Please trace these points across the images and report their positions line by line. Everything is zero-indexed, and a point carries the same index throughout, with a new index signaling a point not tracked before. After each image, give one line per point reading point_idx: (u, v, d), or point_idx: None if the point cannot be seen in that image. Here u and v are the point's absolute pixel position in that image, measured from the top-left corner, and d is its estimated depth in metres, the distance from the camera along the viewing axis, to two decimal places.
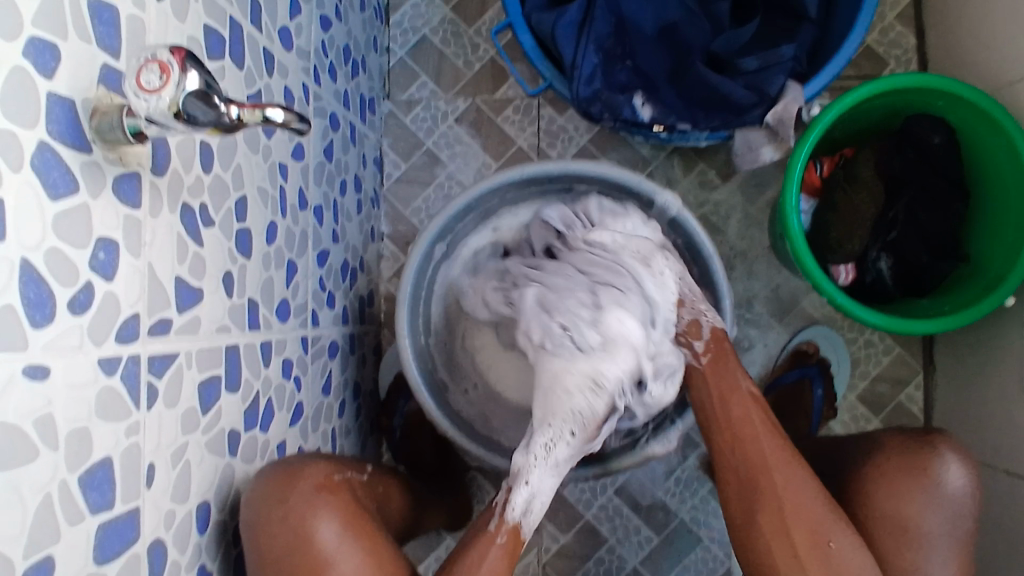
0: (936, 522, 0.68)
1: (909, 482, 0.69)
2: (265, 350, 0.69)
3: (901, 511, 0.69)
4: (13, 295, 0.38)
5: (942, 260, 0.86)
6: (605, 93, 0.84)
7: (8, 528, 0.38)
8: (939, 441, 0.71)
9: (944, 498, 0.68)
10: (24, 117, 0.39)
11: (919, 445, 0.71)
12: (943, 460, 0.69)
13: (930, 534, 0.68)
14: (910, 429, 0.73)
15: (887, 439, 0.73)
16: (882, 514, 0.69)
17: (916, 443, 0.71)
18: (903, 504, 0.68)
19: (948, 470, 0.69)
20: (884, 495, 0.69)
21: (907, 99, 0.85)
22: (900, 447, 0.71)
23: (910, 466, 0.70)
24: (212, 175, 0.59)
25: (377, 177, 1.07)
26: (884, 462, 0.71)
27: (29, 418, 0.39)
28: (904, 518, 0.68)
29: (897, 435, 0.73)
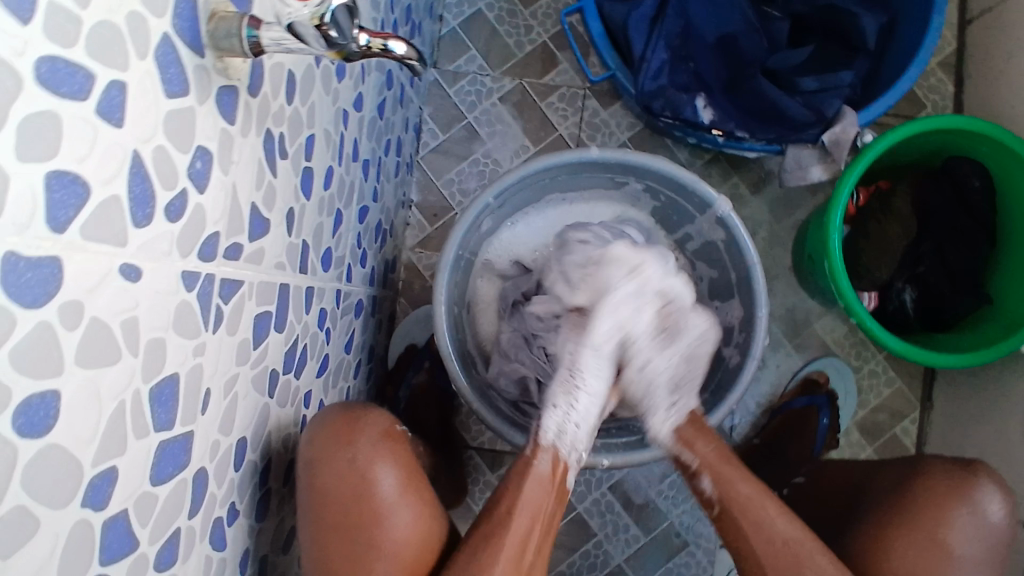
0: (975, 547, 0.66)
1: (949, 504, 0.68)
2: (308, 296, 0.67)
3: (939, 534, 0.67)
4: (121, 186, 0.35)
5: (964, 299, 0.90)
6: (669, 90, 0.84)
7: (83, 431, 0.34)
8: (982, 470, 0.70)
9: (987, 526, 0.67)
10: (155, 5, 0.36)
11: (962, 472, 0.70)
12: (987, 488, 0.68)
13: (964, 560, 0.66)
14: (953, 457, 0.73)
15: (934, 466, 0.71)
16: (920, 535, 0.67)
17: (962, 469, 0.70)
18: (942, 526, 0.67)
19: (990, 499, 0.68)
20: (928, 519, 0.68)
21: (953, 139, 0.88)
22: (948, 473, 0.70)
23: (954, 489, 0.69)
24: (293, 108, 0.57)
25: (414, 144, 1.05)
26: (931, 486, 0.69)
27: (117, 317, 0.36)
28: (940, 538, 0.67)
29: (942, 460, 0.72)
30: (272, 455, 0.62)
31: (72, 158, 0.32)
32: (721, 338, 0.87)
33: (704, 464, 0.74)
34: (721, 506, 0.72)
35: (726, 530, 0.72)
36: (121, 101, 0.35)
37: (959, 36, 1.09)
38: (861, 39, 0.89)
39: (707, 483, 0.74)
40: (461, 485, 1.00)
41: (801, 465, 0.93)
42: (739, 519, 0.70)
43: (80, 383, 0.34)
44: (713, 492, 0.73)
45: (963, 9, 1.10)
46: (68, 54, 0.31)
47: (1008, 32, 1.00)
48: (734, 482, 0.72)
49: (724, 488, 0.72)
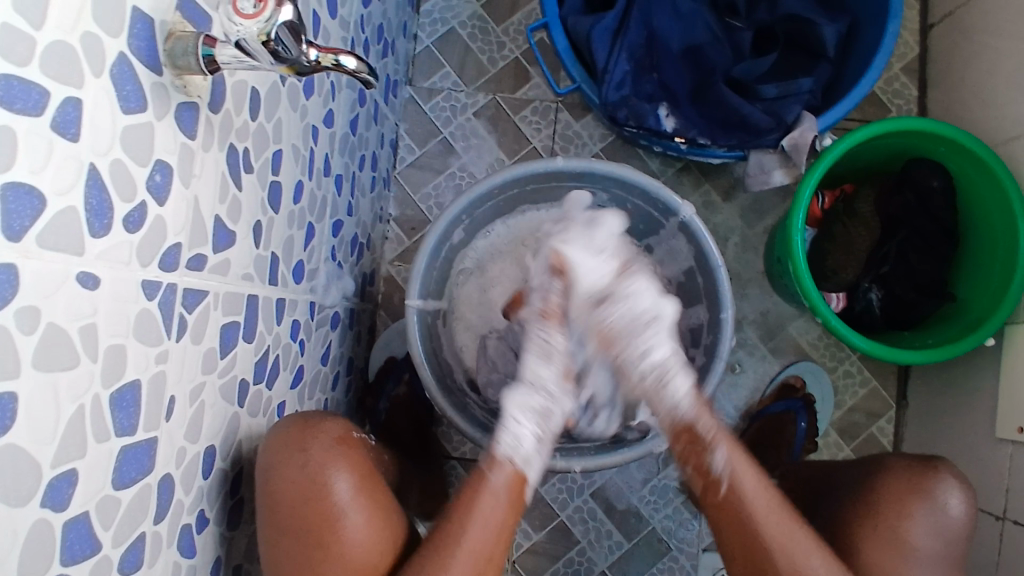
0: (933, 542, 0.68)
1: (911, 500, 0.70)
2: (279, 307, 0.69)
3: (901, 530, 0.69)
4: (77, 197, 0.37)
5: (929, 297, 0.92)
6: (632, 99, 0.87)
7: (42, 432, 0.36)
8: (944, 467, 0.72)
9: (947, 522, 0.69)
10: (111, 25, 0.38)
11: (925, 468, 0.72)
12: (946, 484, 0.70)
13: (927, 556, 0.68)
14: (916, 454, 0.75)
15: (893, 464, 0.73)
16: (882, 532, 0.69)
17: (921, 466, 0.72)
18: (903, 520, 0.69)
19: (949, 495, 0.70)
20: (891, 515, 0.70)
21: (913, 141, 0.91)
22: (907, 470, 0.72)
23: (915, 485, 0.70)
24: (258, 124, 0.59)
25: (391, 159, 1.07)
26: (892, 484, 0.71)
27: (75, 323, 0.38)
28: (903, 533, 0.68)
29: (902, 457, 0.74)
30: (242, 465, 0.63)
31: (27, 170, 0.33)
32: (691, 341, 0.89)
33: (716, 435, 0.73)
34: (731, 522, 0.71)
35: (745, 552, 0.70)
36: (76, 117, 0.36)
37: (921, 43, 1.12)
38: (821, 47, 0.91)
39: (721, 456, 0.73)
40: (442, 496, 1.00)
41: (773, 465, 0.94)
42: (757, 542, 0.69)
43: (36, 386, 0.35)
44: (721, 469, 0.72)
45: (924, 16, 1.12)
46: (21, 72, 0.32)
47: (966, 36, 1.03)
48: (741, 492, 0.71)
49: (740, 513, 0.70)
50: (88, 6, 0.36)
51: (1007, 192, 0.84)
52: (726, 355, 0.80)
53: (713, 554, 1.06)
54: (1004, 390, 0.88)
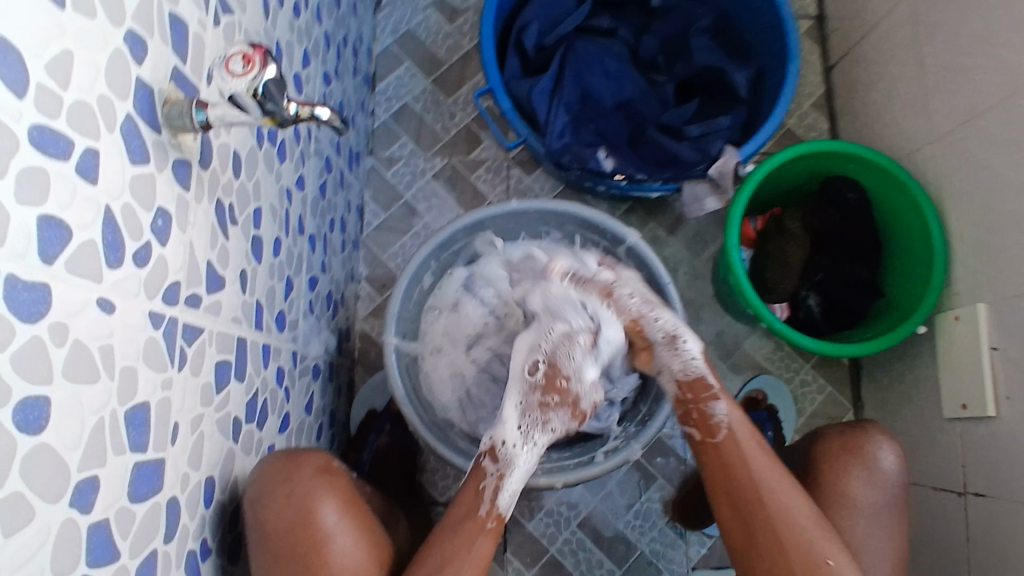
0: (873, 497, 0.77)
1: (847, 460, 0.79)
2: (265, 352, 0.73)
3: (841, 486, 0.77)
4: (95, 233, 0.43)
5: (863, 298, 1.01)
6: (574, 146, 0.96)
7: (69, 437, 0.40)
8: (870, 426, 0.81)
9: (882, 478, 0.78)
10: (120, 91, 0.46)
11: (854, 430, 0.81)
12: (876, 441, 0.79)
13: (868, 506, 0.77)
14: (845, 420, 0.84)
15: (828, 430, 0.82)
16: (828, 490, 0.78)
17: (852, 429, 0.81)
18: (843, 478, 0.78)
19: (881, 450, 0.79)
20: (832, 474, 0.78)
21: (825, 162, 1.03)
22: (841, 433, 0.81)
23: (848, 447, 0.79)
24: (240, 182, 0.66)
25: (358, 224, 1.15)
26: (827, 447, 0.80)
27: (95, 341, 0.43)
28: (844, 489, 0.77)
29: (836, 424, 0.83)
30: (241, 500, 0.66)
31: (58, 206, 0.40)
32: None
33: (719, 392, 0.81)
34: (721, 471, 0.78)
35: (733, 510, 0.76)
36: (95, 164, 0.43)
37: (822, 84, 1.27)
38: (732, 90, 1.04)
39: (719, 408, 0.80)
40: None
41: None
42: (743, 495, 0.75)
43: (64, 394, 0.40)
44: (723, 416, 0.79)
45: (821, 61, 1.28)
46: (52, 123, 0.39)
47: (859, 72, 1.18)
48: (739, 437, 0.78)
49: (733, 459, 0.77)
50: (103, 75, 0.44)
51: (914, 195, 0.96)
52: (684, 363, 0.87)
53: (702, 572, 1.08)
54: (941, 372, 0.97)
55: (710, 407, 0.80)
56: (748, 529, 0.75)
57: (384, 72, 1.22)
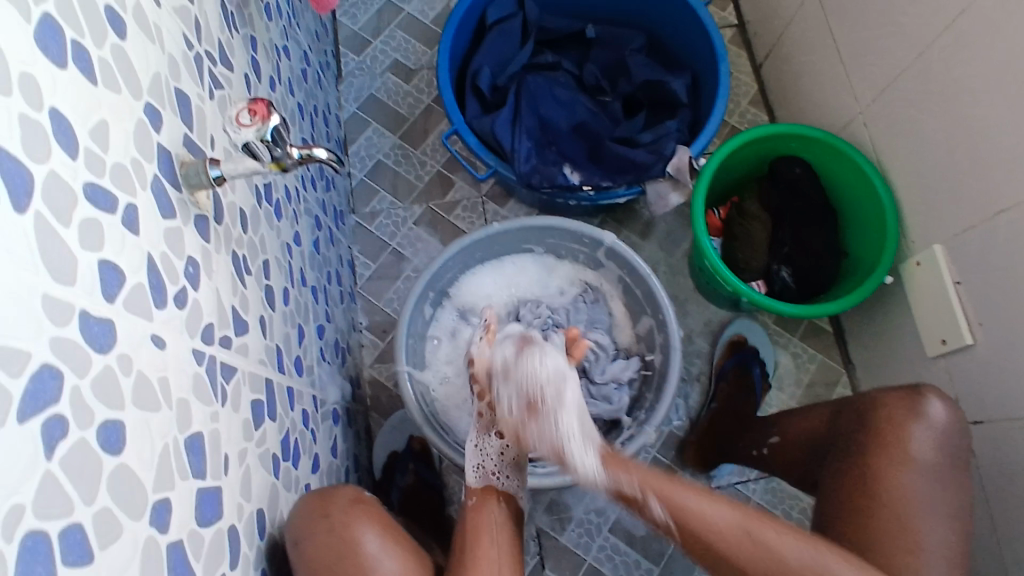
0: (932, 454, 0.80)
1: (908, 423, 0.82)
2: (290, 395, 0.77)
3: (904, 447, 0.81)
4: (143, 276, 0.48)
5: (829, 261, 1.10)
6: (540, 167, 1.05)
7: (144, 458, 0.44)
8: (927, 390, 0.84)
9: (943, 434, 0.81)
10: (146, 154, 0.52)
11: (912, 394, 0.84)
12: (930, 401, 0.83)
13: (927, 464, 0.80)
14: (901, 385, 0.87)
15: (885, 396, 0.86)
16: (889, 453, 0.81)
17: (910, 396, 0.84)
18: (906, 440, 0.81)
19: (933, 408, 0.82)
20: (893, 437, 0.82)
21: (768, 145, 1.14)
22: (899, 395, 0.85)
23: (911, 410, 0.83)
24: (248, 236, 0.71)
25: (352, 277, 1.20)
26: (891, 413, 0.84)
27: (154, 373, 0.47)
28: (908, 450, 0.80)
29: (890, 389, 0.87)
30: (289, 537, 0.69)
31: (112, 252, 0.45)
32: (648, 349, 1.00)
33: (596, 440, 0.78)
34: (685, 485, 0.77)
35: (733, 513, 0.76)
36: (135, 217, 0.48)
37: (755, 83, 1.39)
38: (675, 97, 1.14)
39: (573, 452, 0.77)
40: None
41: (767, 424, 1.03)
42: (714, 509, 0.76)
43: (135, 419, 0.44)
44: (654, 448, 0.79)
45: (749, 63, 1.40)
46: (101, 181, 0.45)
47: (784, 66, 1.30)
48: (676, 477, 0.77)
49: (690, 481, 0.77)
50: (131, 141, 0.50)
51: (852, 158, 1.06)
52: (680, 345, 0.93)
53: None
54: (915, 317, 1.04)
55: (561, 451, 0.78)
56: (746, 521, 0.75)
57: (354, 135, 1.30)
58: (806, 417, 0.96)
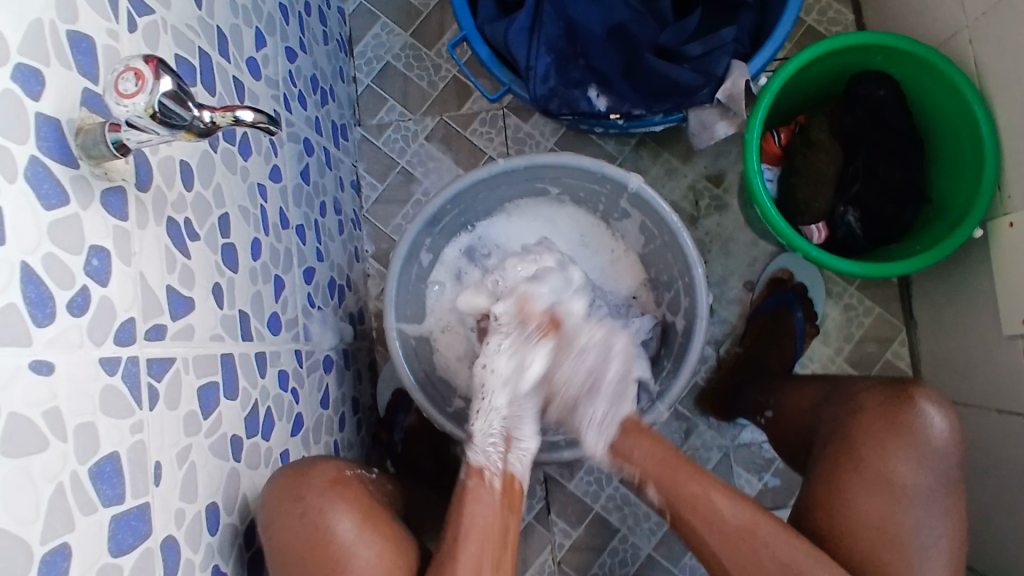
0: (926, 478, 0.67)
1: (892, 440, 0.69)
2: (261, 361, 0.71)
3: (889, 469, 0.68)
4: (13, 294, 0.40)
5: (905, 206, 0.91)
6: (560, 89, 0.88)
7: (21, 514, 0.40)
8: (919, 394, 0.71)
9: (933, 450, 0.68)
10: (14, 133, 0.42)
11: (898, 401, 0.71)
12: (923, 411, 0.70)
13: (919, 492, 0.67)
14: (888, 384, 0.74)
15: (867, 401, 0.73)
16: (870, 472, 0.68)
17: (895, 401, 0.72)
18: (891, 460, 0.68)
19: (928, 420, 0.69)
20: (875, 454, 0.69)
21: (849, 59, 0.92)
22: (883, 403, 0.72)
23: (893, 424, 0.70)
24: (195, 193, 0.62)
25: (356, 200, 1.10)
26: (869, 423, 0.71)
27: (36, 409, 0.41)
28: (892, 475, 0.67)
29: (876, 390, 0.74)
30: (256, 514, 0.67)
31: None
32: (670, 308, 0.89)
33: (644, 476, 0.75)
34: (694, 515, 0.71)
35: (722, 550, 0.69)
36: None
37: None
38: None
39: (653, 495, 0.75)
40: None
41: (766, 389, 0.93)
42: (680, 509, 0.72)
43: (6, 472, 0.39)
44: (534, 450, 0.76)
45: None
46: None
47: None
48: (634, 456, 0.75)
49: (665, 484, 0.73)
50: None
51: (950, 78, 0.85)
52: (706, 312, 0.81)
53: None
54: (1000, 281, 0.87)
55: (645, 494, 0.76)
56: (731, 560, 0.68)
57: (360, 32, 1.14)
58: (806, 391, 0.85)
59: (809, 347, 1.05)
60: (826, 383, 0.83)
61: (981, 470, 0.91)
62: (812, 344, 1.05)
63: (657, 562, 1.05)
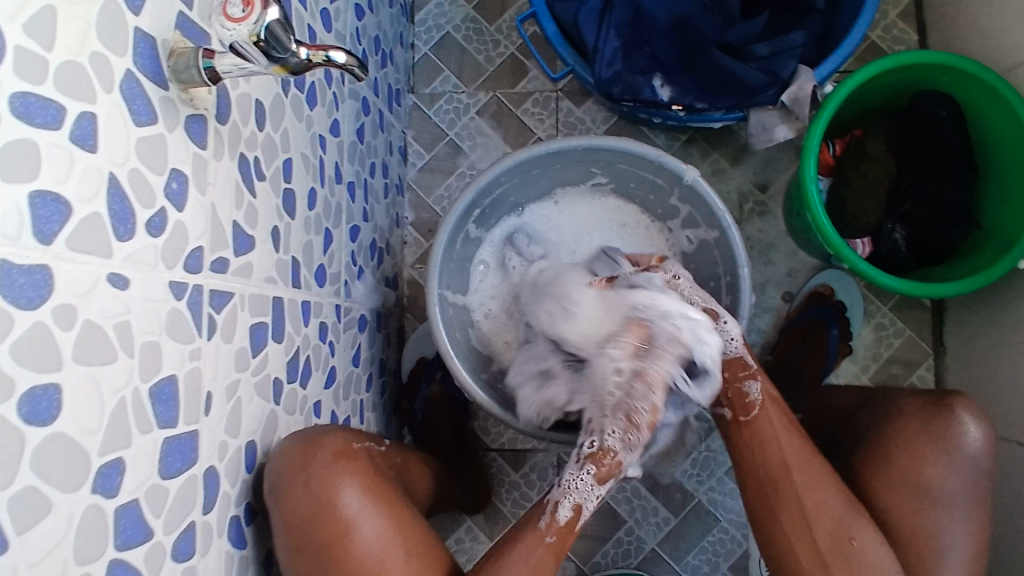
0: (956, 484, 0.67)
1: (926, 445, 0.69)
2: (306, 309, 0.71)
3: (919, 472, 0.68)
4: (100, 205, 0.41)
5: (956, 228, 0.91)
6: (625, 75, 0.88)
7: (87, 422, 0.40)
8: (956, 404, 0.70)
9: (965, 460, 0.68)
10: (116, 46, 0.42)
11: (935, 409, 0.70)
12: (960, 421, 0.69)
13: (947, 495, 0.68)
14: (926, 392, 0.73)
15: (905, 406, 0.72)
16: (899, 473, 0.69)
17: (932, 408, 0.70)
18: (921, 465, 0.68)
19: (964, 431, 0.69)
20: (904, 458, 0.69)
21: (914, 76, 0.92)
22: (919, 412, 0.71)
23: (926, 430, 0.69)
24: (265, 134, 0.62)
25: (402, 166, 1.10)
26: (903, 428, 0.70)
27: (109, 321, 0.41)
28: (921, 478, 0.68)
29: (915, 398, 0.73)
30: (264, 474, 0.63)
31: (54, 180, 0.37)
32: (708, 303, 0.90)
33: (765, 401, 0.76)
34: (750, 447, 0.75)
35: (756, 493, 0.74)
36: (92, 130, 0.40)
37: None
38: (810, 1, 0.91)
39: (755, 387, 0.77)
40: (483, 489, 1.01)
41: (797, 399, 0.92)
42: (769, 474, 0.73)
43: (78, 378, 0.39)
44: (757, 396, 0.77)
45: None
46: (38, 90, 0.36)
47: None
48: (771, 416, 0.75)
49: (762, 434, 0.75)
50: (95, 30, 0.40)
51: (1014, 106, 0.84)
52: (748, 312, 0.81)
53: None
54: None
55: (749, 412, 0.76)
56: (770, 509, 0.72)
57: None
58: (837, 396, 0.85)
59: (838, 366, 1.04)
60: (858, 390, 0.83)
61: (1002, 504, 0.91)
62: (842, 362, 1.04)
63: (661, 559, 1.05)
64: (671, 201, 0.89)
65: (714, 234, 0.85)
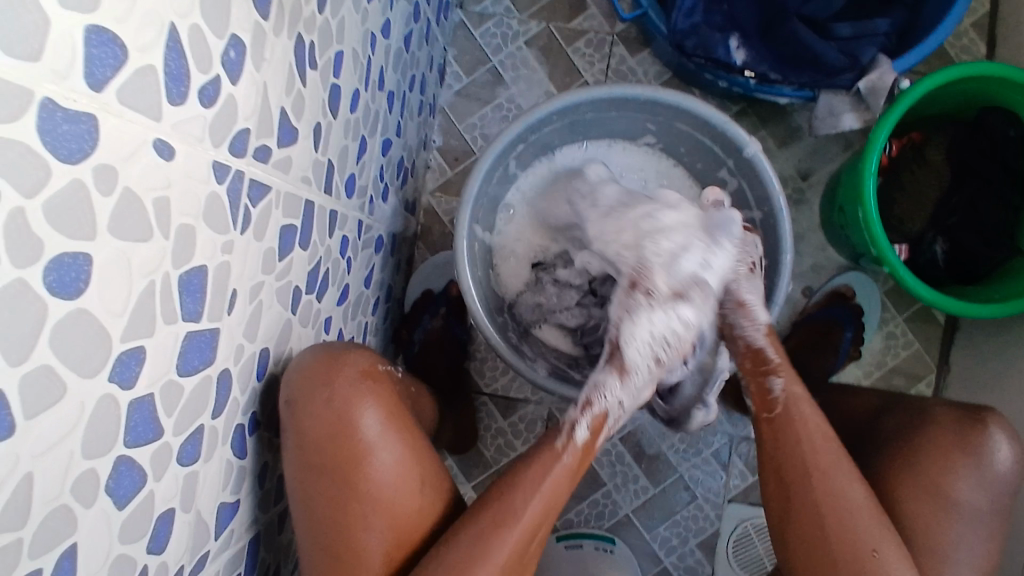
0: (978, 498, 0.67)
1: (955, 457, 0.68)
2: (332, 218, 0.67)
3: (941, 480, 0.68)
4: (156, 58, 0.35)
5: (996, 250, 0.89)
6: (702, 29, 0.83)
7: (114, 303, 0.35)
8: (993, 420, 0.69)
9: (994, 478, 0.67)
10: None
11: (972, 423, 0.69)
12: (995, 439, 0.68)
13: (968, 507, 0.67)
14: (961, 404, 0.72)
15: (940, 417, 0.71)
16: (925, 481, 0.68)
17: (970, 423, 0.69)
18: (947, 475, 0.67)
19: (998, 450, 0.68)
20: (933, 468, 0.68)
21: (988, 88, 0.88)
22: (957, 424, 0.69)
23: (961, 444, 0.68)
24: (324, 18, 0.56)
25: (438, 85, 1.04)
26: (938, 438, 0.69)
27: (149, 193, 0.37)
28: (945, 488, 0.67)
29: (950, 408, 0.71)
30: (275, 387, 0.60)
31: (114, 17, 0.31)
32: None
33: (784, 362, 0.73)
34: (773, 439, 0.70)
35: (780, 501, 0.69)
36: None
37: None
38: None
39: (779, 383, 0.72)
40: (470, 430, 1.00)
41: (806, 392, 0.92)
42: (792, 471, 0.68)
43: (110, 252, 0.34)
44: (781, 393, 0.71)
45: None
46: None
47: None
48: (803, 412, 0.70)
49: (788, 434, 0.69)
50: None
51: None
52: (783, 301, 0.78)
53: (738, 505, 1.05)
54: None
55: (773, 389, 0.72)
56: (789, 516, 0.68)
57: None
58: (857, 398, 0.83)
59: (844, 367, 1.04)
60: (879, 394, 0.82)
61: None
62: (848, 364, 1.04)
63: (632, 525, 1.06)
64: (721, 171, 0.85)
65: (760, 215, 0.82)
